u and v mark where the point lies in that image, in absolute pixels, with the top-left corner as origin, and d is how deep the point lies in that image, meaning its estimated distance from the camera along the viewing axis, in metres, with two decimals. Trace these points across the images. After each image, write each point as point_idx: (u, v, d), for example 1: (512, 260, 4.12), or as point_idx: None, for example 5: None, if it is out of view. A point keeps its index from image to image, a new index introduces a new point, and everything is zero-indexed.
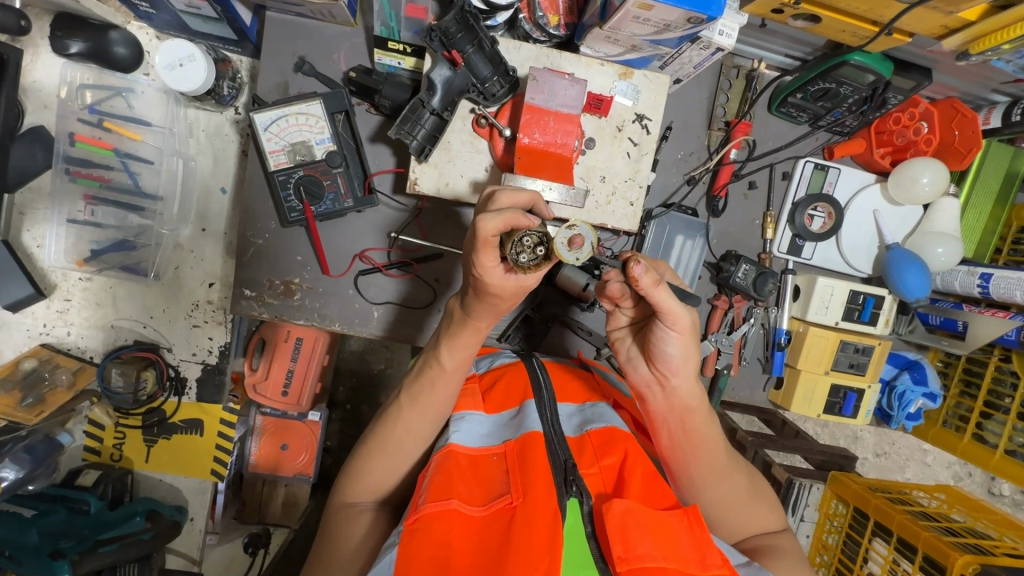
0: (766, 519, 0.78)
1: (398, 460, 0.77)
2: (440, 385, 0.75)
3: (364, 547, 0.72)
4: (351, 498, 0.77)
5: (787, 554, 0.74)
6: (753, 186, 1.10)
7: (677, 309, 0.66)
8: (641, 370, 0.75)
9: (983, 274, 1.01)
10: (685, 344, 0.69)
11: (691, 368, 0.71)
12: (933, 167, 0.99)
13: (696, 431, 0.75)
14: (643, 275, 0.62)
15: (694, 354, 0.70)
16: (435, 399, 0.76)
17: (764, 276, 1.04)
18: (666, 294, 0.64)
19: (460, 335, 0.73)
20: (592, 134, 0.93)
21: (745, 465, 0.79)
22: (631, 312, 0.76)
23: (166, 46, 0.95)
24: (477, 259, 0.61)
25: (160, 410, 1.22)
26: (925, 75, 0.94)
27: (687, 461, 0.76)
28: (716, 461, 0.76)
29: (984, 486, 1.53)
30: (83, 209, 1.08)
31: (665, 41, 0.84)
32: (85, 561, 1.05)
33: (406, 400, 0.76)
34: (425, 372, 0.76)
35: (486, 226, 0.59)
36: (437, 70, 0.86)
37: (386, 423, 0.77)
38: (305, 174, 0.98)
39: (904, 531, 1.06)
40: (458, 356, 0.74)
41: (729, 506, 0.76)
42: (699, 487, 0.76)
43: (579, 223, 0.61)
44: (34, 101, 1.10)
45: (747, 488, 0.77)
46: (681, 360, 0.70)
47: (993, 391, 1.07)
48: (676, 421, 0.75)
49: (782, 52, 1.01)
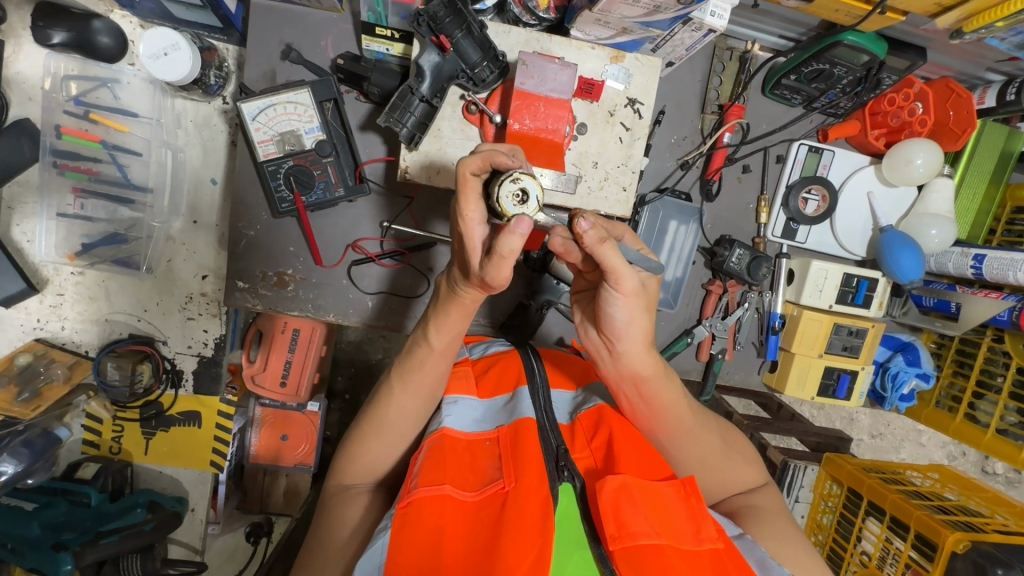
0: (741, 475, 0.78)
1: (393, 441, 0.77)
2: (430, 366, 0.75)
3: (360, 528, 0.73)
4: (348, 481, 0.78)
5: (760, 516, 0.74)
6: (747, 170, 1.09)
7: (621, 270, 0.62)
8: (593, 335, 0.74)
9: (976, 255, 1.01)
10: (633, 309, 0.66)
11: (641, 332, 0.69)
12: (926, 148, 0.98)
13: (654, 399, 0.73)
14: (588, 232, 0.59)
15: (644, 322, 0.68)
16: (427, 380, 0.76)
17: (757, 260, 1.04)
18: (613, 255, 0.61)
19: (450, 312, 0.72)
20: (583, 119, 0.92)
21: (718, 423, 0.79)
22: (587, 275, 0.74)
23: (150, 34, 0.94)
24: (459, 209, 0.61)
25: (156, 403, 1.22)
26: (919, 54, 0.93)
27: (646, 428, 0.76)
28: (680, 428, 0.75)
29: (977, 465, 1.54)
30: (73, 202, 1.08)
31: (656, 23, 0.83)
32: (87, 553, 1.07)
33: (397, 382, 0.76)
34: (415, 353, 0.76)
35: (464, 162, 0.60)
36: (425, 55, 0.85)
37: (377, 408, 0.77)
38: (295, 163, 0.97)
39: (896, 510, 1.07)
40: (447, 336, 0.74)
41: (700, 467, 0.77)
42: (668, 449, 0.76)
43: (523, 176, 0.61)
44: (18, 93, 1.09)
45: (722, 451, 0.77)
46: (627, 326, 0.68)
47: (987, 371, 1.07)
48: (630, 388, 0.73)
49: (775, 33, 1.01)
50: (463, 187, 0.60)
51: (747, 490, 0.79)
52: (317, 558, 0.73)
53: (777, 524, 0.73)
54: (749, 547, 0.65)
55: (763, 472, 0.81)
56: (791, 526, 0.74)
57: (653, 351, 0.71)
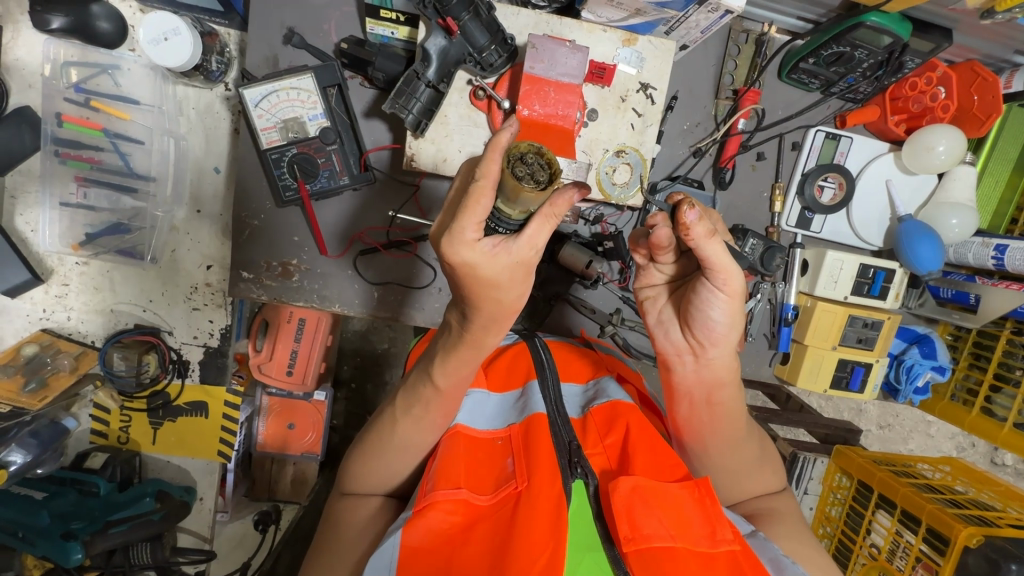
0: (773, 482, 0.78)
1: (398, 464, 0.74)
2: (435, 406, 0.70)
3: (364, 542, 0.71)
4: (356, 490, 0.76)
5: (787, 520, 0.73)
6: (761, 157, 1.07)
7: (729, 268, 0.61)
8: (673, 336, 0.71)
9: (998, 245, 0.98)
10: (735, 310, 0.65)
11: (734, 335, 0.67)
12: (949, 134, 0.95)
13: (722, 406, 0.72)
14: (699, 226, 0.57)
15: (739, 324, 0.66)
16: (431, 415, 0.70)
17: (771, 250, 0.99)
18: (718, 253, 0.60)
19: (461, 354, 0.65)
20: (594, 106, 0.89)
21: (758, 433, 0.78)
22: (666, 271, 0.72)
23: (149, 18, 0.91)
24: (464, 224, 0.51)
25: (163, 393, 1.22)
26: (945, 36, 0.89)
27: (700, 429, 0.74)
28: (731, 431, 0.73)
29: (987, 456, 1.51)
30: (75, 191, 1.07)
31: (671, 3, 0.80)
32: (96, 542, 1.07)
33: (401, 409, 0.72)
34: (420, 391, 0.70)
35: (482, 170, 0.50)
36: (431, 39, 0.82)
37: (382, 422, 0.73)
38: (299, 151, 0.96)
39: (907, 503, 1.06)
40: (453, 376, 0.67)
41: (737, 474, 0.75)
42: (706, 450, 0.75)
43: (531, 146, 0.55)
44: (18, 80, 1.07)
45: (756, 456, 0.76)
46: (723, 330, 0.65)
47: (1004, 364, 1.05)
48: (704, 391, 0.71)
49: (794, 14, 0.96)
50: (476, 197, 0.50)
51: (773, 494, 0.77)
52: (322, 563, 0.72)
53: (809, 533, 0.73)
54: (762, 546, 0.64)
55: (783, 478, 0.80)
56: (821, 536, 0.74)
57: (738, 355, 0.70)
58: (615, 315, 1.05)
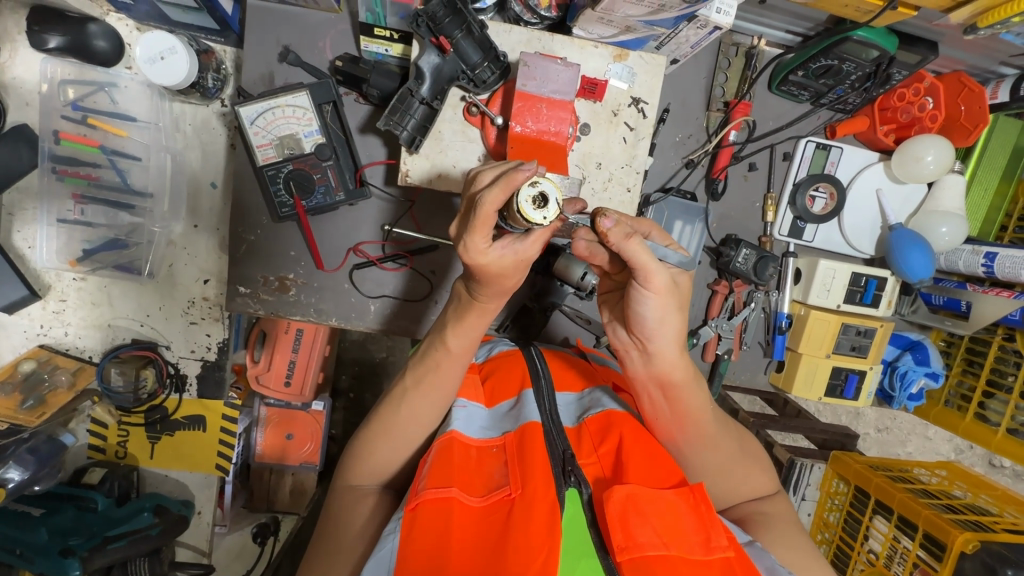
0: (755, 488, 0.76)
1: (401, 444, 0.77)
2: (445, 369, 0.75)
3: (370, 526, 0.73)
4: (355, 482, 0.77)
5: (778, 525, 0.73)
6: (753, 168, 1.08)
7: (651, 267, 0.61)
8: (620, 336, 0.72)
9: (988, 253, 0.99)
10: (672, 305, 0.65)
11: (673, 331, 0.67)
12: (938, 145, 0.96)
13: (682, 403, 0.71)
14: (612, 228, 0.61)
15: (675, 319, 0.66)
16: (440, 383, 0.76)
17: (764, 260, 1.02)
18: (641, 252, 0.60)
19: (469, 317, 0.73)
20: (586, 120, 0.90)
21: (738, 430, 0.77)
22: (615, 277, 0.73)
23: (146, 38, 0.93)
24: (473, 237, 0.60)
25: (161, 407, 1.22)
26: (930, 49, 0.91)
27: (668, 428, 0.73)
28: (701, 431, 0.73)
29: (985, 459, 1.52)
30: (73, 209, 1.08)
31: (660, 21, 0.81)
32: (95, 558, 1.07)
33: (410, 384, 0.77)
34: (431, 355, 0.76)
35: (485, 198, 0.57)
36: (424, 57, 0.83)
37: (390, 400, 0.77)
38: (294, 168, 0.96)
39: (904, 509, 1.06)
40: (465, 339, 0.74)
41: (715, 474, 0.75)
42: (685, 451, 0.74)
43: (541, 180, 0.59)
44: (15, 99, 1.08)
45: (739, 457, 0.75)
46: (658, 325, 0.66)
47: (996, 370, 1.06)
48: (657, 388, 0.71)
49: (782, 28, 0.97)
50: (481, 219, 0.58)
51: (763, 498, 0.77)
52: (325, 555, 0.73)
53: (790, 540, 0.71)
54: (760, 555, 0.64)
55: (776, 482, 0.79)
56: (805, 543, 0.72)
57: (685, 352, 0.69)
58: None
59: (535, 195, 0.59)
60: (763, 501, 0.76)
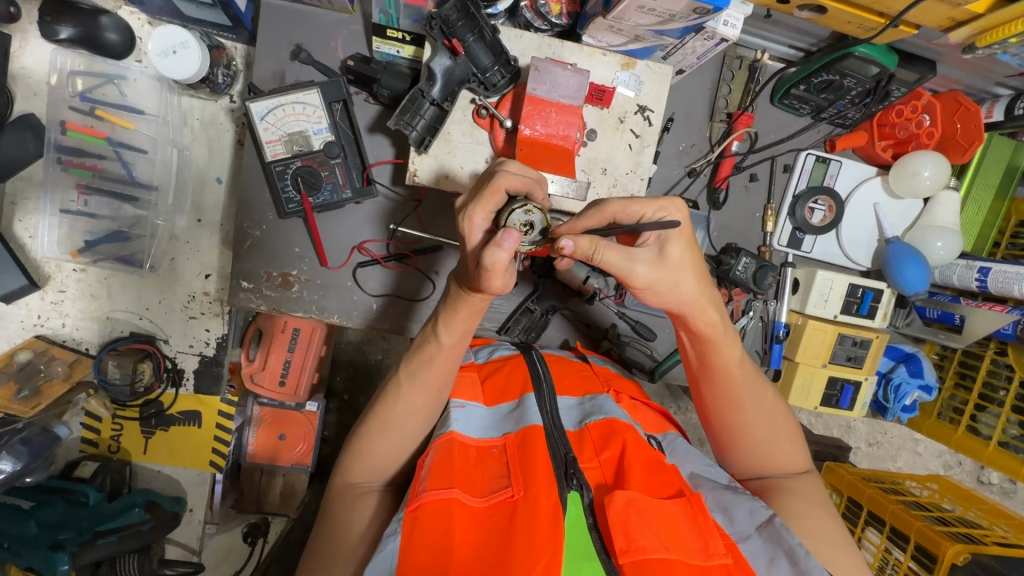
0: (785, 458, 0.77)
1: (401, 440, 0.77)
2: (437, 364, 0.76)
3: (372, 526, 0.73)
4: (355, 479, 0.77)
5: (801, 498, 0.73)
6: (754, 179, 1.10)
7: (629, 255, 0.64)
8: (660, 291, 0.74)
9: (981, 268, 1.02)
10: (667, 279, 0.66)
11: (687, 293, 0.68)
12: (934, 161, 0.99)
13: (710, 359, 0.74)
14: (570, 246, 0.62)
15: (683, 291, 0.67)
16: (435, 378, 0.76)
17: (763, 269, 1.04)
18: (613, 252, 0.63)
19: (460, 313, 0.73)
20: (593, 126, 0.91)
21: (777, 401, 0.78)
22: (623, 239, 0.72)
23: (158, 32, 0.93)
24: (473, 206, 0.63)
25: (157, 402, 1.22)
26: (928, 67, 0.94)
27: (700, 379, 0.77)
28: (728, 386, 0.75)
29: (973, 475, 1.54)
30: (76, 199, 1.07)
31: (669, 31, 0.83)
32: (84, 553, 1.05)
33: (406, 380, 0.77)
34: (424, 349, 0.77)
35: (505, 176, 0.63)
36: (437, 59, 0.85)
37: (384, 399, 0.78)
38: (302, 164, 0.97)
39: (896, 520, 1.07)
40: (456, 332, 0.75)
41: (742, 434, 0.76)
42: (716, 407, 0.77)
43: (537, 213, 0.65)
44: (24, 88, 1.08)
45: (768, 424, 0.76)
46: (668, 294, 0.68)
47: (988, 384, 1.09)
48: (687, 337, 0.74)
49: (786, 42, 1.00)
50: (491, 192, 0.63)
51: (790, 474, 0.77)
52: (329, 554, 0.72)
53: (813, 515, 0.72)
54: (778, 537, 0.64)
55: (806, 461, 0.79)
56: (829, 522, 0.72)
57: (706, 316, 0.70)
58: (612, 331, 1.10)
59: (525, 221, 0.65)
60: (795, 478, 0.76)
